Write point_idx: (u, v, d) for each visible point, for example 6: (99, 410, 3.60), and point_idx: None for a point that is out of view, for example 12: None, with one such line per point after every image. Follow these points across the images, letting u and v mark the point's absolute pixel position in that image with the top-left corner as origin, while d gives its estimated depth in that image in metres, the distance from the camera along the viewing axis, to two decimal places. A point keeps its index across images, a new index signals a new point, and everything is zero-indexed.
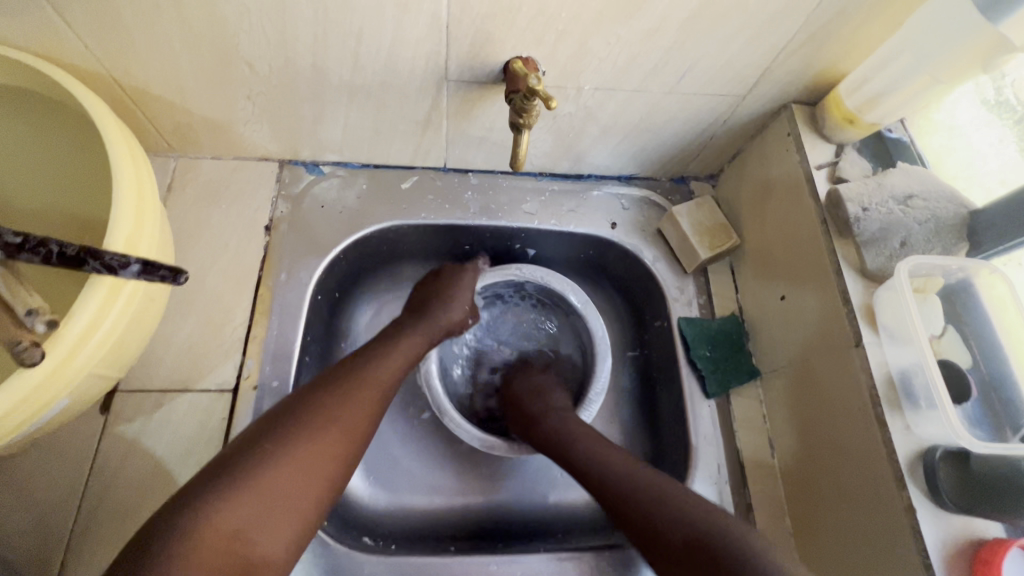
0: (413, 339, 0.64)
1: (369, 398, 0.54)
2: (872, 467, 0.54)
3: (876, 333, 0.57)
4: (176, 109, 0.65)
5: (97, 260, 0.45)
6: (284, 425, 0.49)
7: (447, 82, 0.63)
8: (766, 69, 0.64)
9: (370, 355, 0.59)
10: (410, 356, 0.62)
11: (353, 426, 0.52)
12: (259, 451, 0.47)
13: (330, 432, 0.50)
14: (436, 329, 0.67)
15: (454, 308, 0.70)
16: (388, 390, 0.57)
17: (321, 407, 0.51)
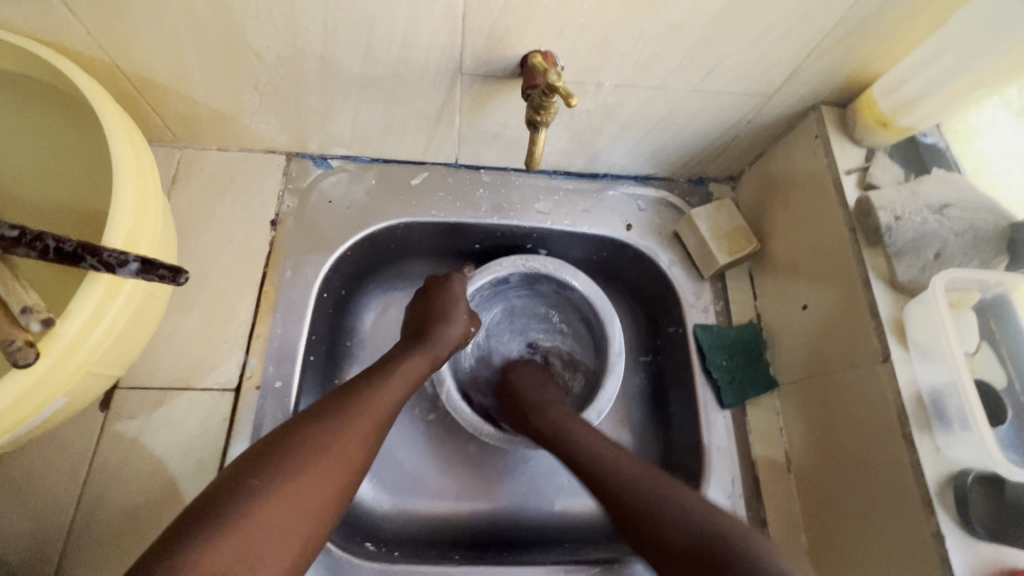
0: (414, 362, 0.61)
1: (366, 425, 0.52)
2: (898, 489, 0.52)
3: (906, 349, 0.54)
4: (181, 98, 0.63)
5: (95, 257, 0.43)
6: (276, 455, 0.47)
7: (462, 76, 0.60)
8: (796, 68, 0.61)
9: (369, 379, 0.56)
10: (411, 381, 0.59)
11: (349, 456, 0.49)
12: (246, 485, 0.44)
13: (325, 462, 0.47)
14: (438, 351, 0.65)
15: (455, 327, 0.67)
16: (387, 417, 0.55)
17: (316, 436, 0.49)
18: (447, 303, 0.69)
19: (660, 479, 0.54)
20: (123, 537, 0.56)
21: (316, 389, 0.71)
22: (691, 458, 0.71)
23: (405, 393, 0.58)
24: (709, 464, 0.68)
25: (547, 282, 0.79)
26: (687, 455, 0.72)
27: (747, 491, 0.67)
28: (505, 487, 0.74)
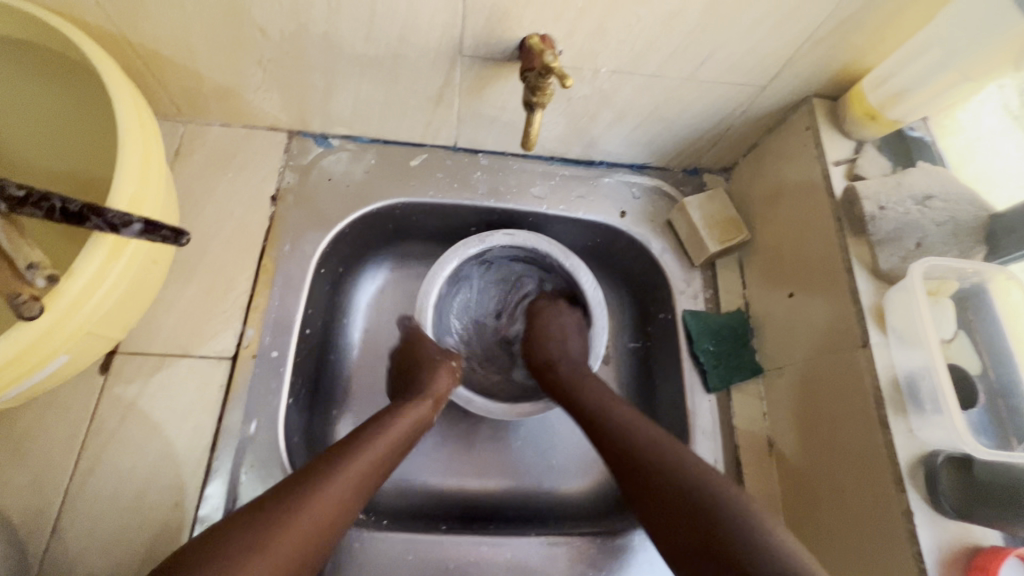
0: (403, 420, 0.61)
1: (338, 493, 0.51)
2: (872, 468, 0.53)
3: (884, 334, 0.56)
4: (186, 73, 0.65)
5: (99, 217, 0.44)
6: (236, 529, 0.45)
7: (461, 58, 0.62)
8: (789, 59, 0.62)
9: (350, 442, 0.55)
10: (397, 440, 0.59)
11: (314, 523, 0.48)
12: (195, 561, 0.43)
13: (286, 533, 0.46)
14: (426, 406, 0.64)
15: (443, 375, 0.68)
16: (364, 482, 0.53)
17: (280, 509, 0.47)
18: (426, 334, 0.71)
19: (665, 443, 0.56)
20: (119, 496, 0.57)
21: (312, 362, 0.72)
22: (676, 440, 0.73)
23: (389, 452, 0.57)
24: (693, 446, 0.70)
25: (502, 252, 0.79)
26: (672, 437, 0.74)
27: (729, 472, 0.69)
28: (494, 464, 0.76)
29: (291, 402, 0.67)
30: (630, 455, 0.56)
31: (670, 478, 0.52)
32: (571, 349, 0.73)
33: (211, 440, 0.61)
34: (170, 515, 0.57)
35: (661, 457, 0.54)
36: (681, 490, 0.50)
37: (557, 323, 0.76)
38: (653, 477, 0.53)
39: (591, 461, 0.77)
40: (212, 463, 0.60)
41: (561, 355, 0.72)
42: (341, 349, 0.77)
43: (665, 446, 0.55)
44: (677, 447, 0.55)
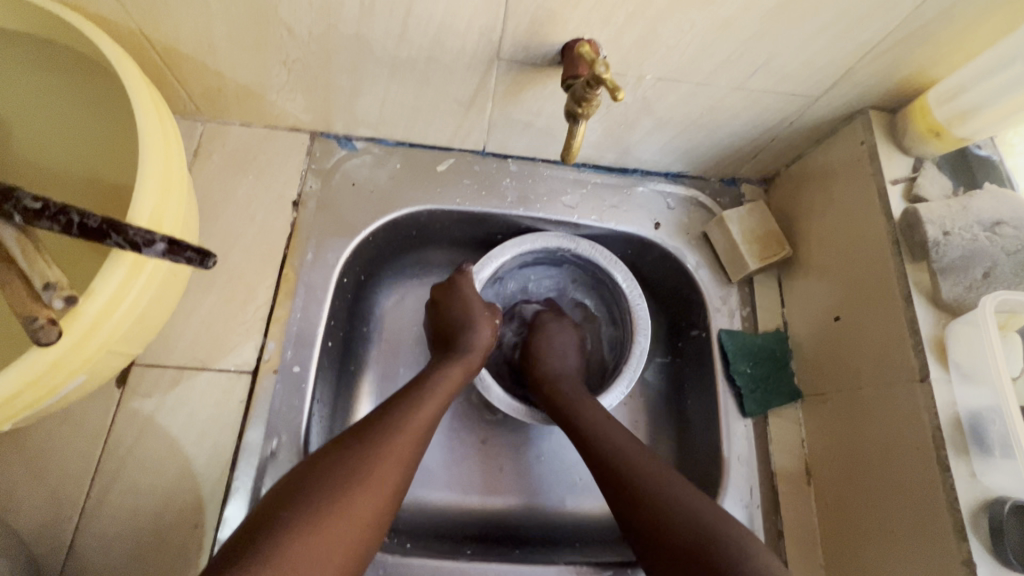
0: (441, 388, 0.60)
1: (402, 451, 0.52)
2: (929, 513, 0.51)
3: (945, 370, 0.52)
4: (208, 72, 0.61)
5: (121, 235, 0.41)
6: (311, 487, 0.47)
7: (498, 62, 0.58)
8: (849, 70, 0.58)
9: (404, 401, 0.57)
10: (445, 398, 0.60)
11: (385, 483, 0.50)
12: (279, 519, 0.45)
13: (361, 492, 0.48)
14: (469, 364, 0.65)
15: (482, 329, 0.68)
16: (420, 442, 0.55)
17: (350, 466, 0.49)
18: (462, 307, 0.69)
19: (658, 465, 0.56)
20: (137, 516, 0.55)
21: (333, 375, 0.70)
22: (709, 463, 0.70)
23: (439, 411, 0.59)
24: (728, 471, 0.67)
25: (540, 257, 0.77)
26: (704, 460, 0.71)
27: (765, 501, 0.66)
28: (519, 482, 0.73)
29: (313, 418, 0.64)
30: (620, 467, 0.56)
31: (668, 511, 0.51)
32: (568, 364, 0.71)
33: (231, 458, 0.59)
34: (189, 536, 0.56)
35: (662, 486, 0.53)
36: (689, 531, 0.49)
37: (561, 338, 0.73)
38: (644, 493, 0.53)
39: None
40: (232, 482, 0.58)
41: (559, 370, 0.70)
42: (363, 360, 0.75)
43: (662, 472, 0.55)
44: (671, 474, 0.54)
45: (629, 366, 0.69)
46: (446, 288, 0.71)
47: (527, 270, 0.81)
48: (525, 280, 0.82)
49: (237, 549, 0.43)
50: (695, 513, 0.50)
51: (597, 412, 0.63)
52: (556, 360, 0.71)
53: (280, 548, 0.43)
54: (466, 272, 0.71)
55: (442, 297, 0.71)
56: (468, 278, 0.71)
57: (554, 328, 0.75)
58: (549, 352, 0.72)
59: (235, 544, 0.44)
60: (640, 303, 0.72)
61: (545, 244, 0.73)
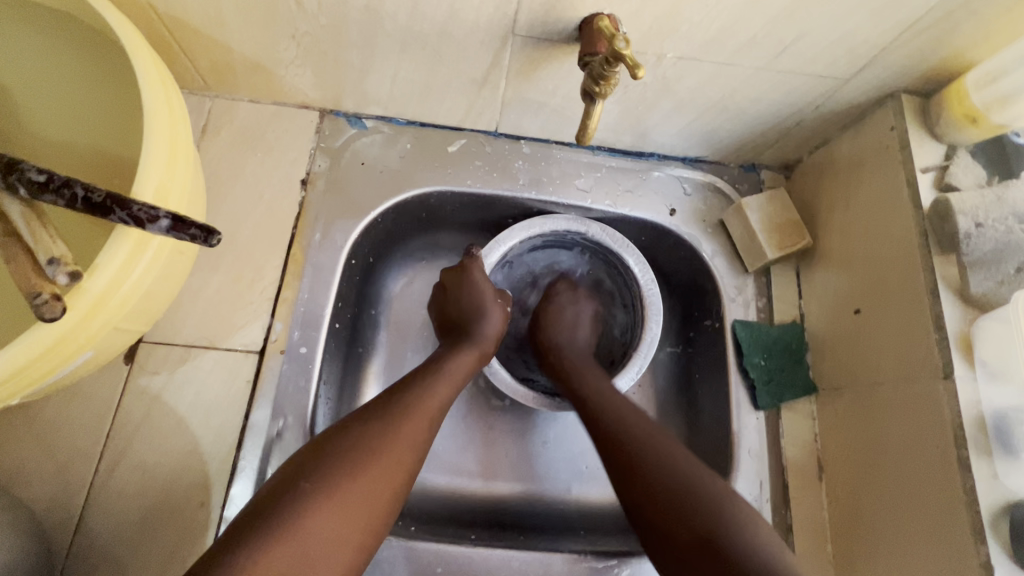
0: (451, 374, 0.59)
1: (419, 428, 0.52)
2: (946, 514, 0.49)
3: (971, 368, 0.50)
4: (216, 45, 0.60)
5: (124, 210, 0.40)
6: (329, 460, 0.47)
7: (513, 38, 0.56)
8: (881, 51, 0.55)
9: (421, 381, 0.57)
10: (460, 381, 0.60)
11: (404, 459, 0.50)
12: (299, 490, 0.44)
13: (380, 466, 0.48)
14: (483, 347, 0.65)
15: (493, 317, 0.67)
16: (435, 421, 0.55)
17: (367, 442, 0.49)
18: (474, 297, 0.68)
19: (655, 431, 0.55)
20: (144, 493, 0.56)
21: (341, 357, 0.69)
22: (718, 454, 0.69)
23: (454, 392, 0.59)
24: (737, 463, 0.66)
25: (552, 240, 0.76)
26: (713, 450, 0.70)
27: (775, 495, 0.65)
28: (524, 469, 0.73)
29: (320, 400, 0.64)
30: (619, 443, 0.55)
31: (662, 478, 0.50)
32: (578, 339, 0.71)
33: (237, 438, 0.59)
34: (196, 513, 0.56)
35: (662, 458, 0.52)
36: (682, 506, 0.48)
37: (573, 309, 0.74)
38: (643, 462, 0.52)
39: None
40: (238, 462, 0.58)
41: (567, 341, 0.70)
42: (370, 342, 0.74)
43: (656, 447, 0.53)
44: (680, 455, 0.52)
45: (638, 354, 0.68)
46: (458, 274, 0.70)
47: (539, 255, 0.79)
48: (537, 264, 0.80)
49: (254, 518, 0.43)
50: (689, 482, 0.50)
51: (601, 381, 0.63)
52: (563, 330, 0.71)
53: (294, 524, 0.42)
54: (473, 257, 0.70)
55: (454, 283, 0.70)
56: (479, 263, 0.70)
57: (565, 301, 0.74)
58: (560, 322, 0.72)
59: (248, 518, 0.43)
60: (653, 289, 0.71)
61: (557, 224, 0.71)
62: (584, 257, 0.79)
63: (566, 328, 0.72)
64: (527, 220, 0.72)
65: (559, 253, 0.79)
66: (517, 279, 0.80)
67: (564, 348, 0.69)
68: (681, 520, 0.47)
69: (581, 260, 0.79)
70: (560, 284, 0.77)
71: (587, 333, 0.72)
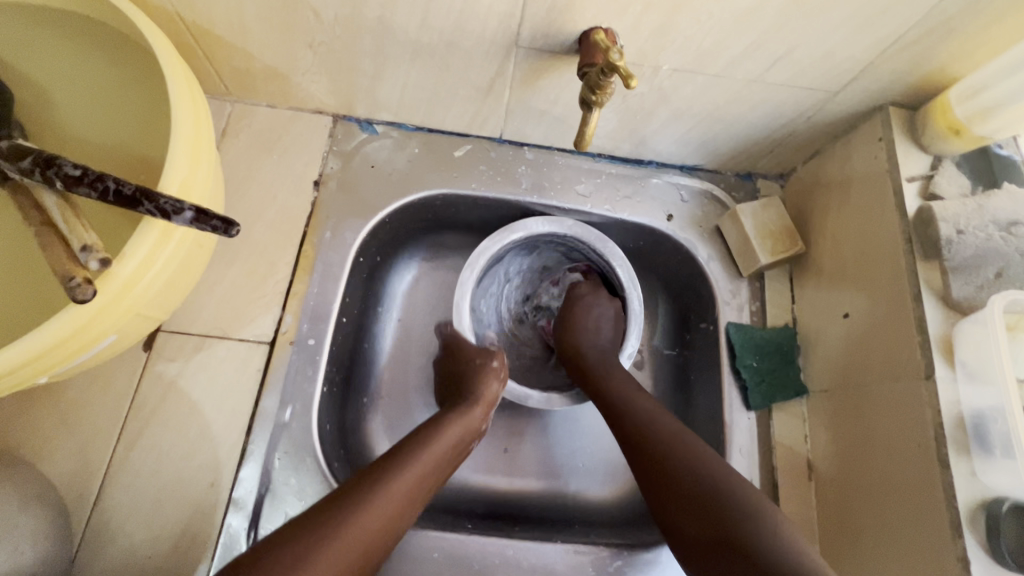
0: (444, 445, 0.59)
1: (401, 491, 0.53)
2: (925, 508, 0.51)
3: (952, 368, 0.52)
4: (237, 53, 0.64)
5: (152, 202, 0.44)
6: (301, 528, 0.47)
7: (517, 49, 0.59)
8: (869, 64, 0.58)
9: (410, 446, 0.58)
10: (455, 451, 0.61)
11: (381, 519, 0.50)
12: (265, 559, 0.44)
13: (354, 529, 0.48)
14: (475, 421, 0.64)
15: (492, 385, 0.68)
16: (420, 485, 0.55)
17: (342, 513, 0.48)
18: (470, 354, 0.70)
19: (686, 443, 0.56)
20: (158, 473, 0.59)
21: (347, 350, 0.72)
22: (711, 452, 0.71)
23: (445, 458, 0.59)
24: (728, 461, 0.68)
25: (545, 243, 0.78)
26: None
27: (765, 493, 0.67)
28: (521, 463, 0.75)
29: (326, 389, 0.67)
30: (657, 461, 0.55)
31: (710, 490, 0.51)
32: (601, 338, 0.73)
33: (246, 423, 0.61)
34: (206, 493, 0.59)
35: (697, 463, 0.53)
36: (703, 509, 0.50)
37: (592, 313, 0.75)
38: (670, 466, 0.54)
39: (619, 468, 0.76)
40: (248, 446, 0.61)
41: (592, 344, 0.72)
42: (375, 338, 0.77)
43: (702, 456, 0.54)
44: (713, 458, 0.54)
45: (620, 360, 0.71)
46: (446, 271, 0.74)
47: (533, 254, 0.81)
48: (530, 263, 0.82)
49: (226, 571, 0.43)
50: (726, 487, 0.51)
51: (626, 382, 0.66)
52: (588, 333, 0.73)
53: None
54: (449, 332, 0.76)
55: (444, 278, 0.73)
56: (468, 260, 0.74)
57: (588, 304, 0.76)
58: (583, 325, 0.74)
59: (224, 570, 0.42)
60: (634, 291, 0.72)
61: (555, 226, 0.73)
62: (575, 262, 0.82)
63: (590, 333, 0.73)
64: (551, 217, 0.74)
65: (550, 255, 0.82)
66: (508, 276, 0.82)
67: (591, 349, 0.71)
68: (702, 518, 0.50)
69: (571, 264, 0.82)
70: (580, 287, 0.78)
71: (608, 334, 0.73)
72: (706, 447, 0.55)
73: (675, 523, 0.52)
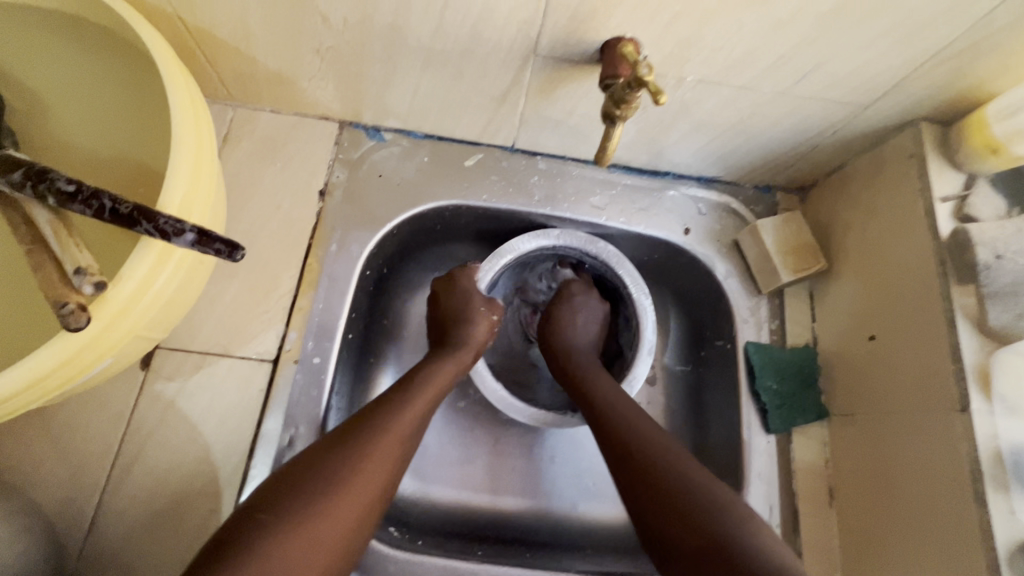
0: (434, 382, 0.60)
1: (389, 454, 0.52)
2: (960, 546, 0.49)
3: (988, 401, 0.50)
4: (240, 57, 0.61)
5: (151, 222, 0.41)
6: (302, 484, 0.47)
7: (535, 57, 0.56)
8: (903, 78, 0.55)
9: (395, 399, 0.56)
10: (434, 397, 0.59)
11: (369, 489, 0.49)
12: (257, 524, 0.44)
13: (344, 501, 0.47)
14: (462, 360, 0.64)
15: (479, 326, 0.67)
16: (406, 445, 0.54)
17: (342, 466, 0.49)
18: (461, 302, 0.68)
19: (669, 446, 0.55)
20: (155, 499, 0.56)
21: (352, 367, 0.70)
22: (727, 475, 0.69)
23: (426, 409, 0.58)
24: (747, 486, 0.65)
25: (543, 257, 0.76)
26: (722, 471, 0.70)
27: (785, 521, 0.64)
28: (531, 484, 0.73)
29: (331, 409, 0.65)
30: (636, 453, 0.54)
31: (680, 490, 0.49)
32: (587, 338, 0.71)
33: (248, 446, 0.59)
34: (206, 520, 0.56)
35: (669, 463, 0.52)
36: (687, 505, 0.48)
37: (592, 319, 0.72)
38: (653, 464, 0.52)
39: None
40: (249, 471, 0.58)
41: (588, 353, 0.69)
42: (381, 353, 0.74)
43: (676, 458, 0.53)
44: (683, 459, 0.53)
45: (633, 367, 0.68)
46: (446, 283, 0.70)
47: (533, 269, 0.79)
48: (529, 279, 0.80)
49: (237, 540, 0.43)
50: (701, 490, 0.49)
51: (612, 388, 0.63)
52: (576, 330, 0.71)
53: (268, 549, 0.43)
54: (467, 268, 0.71)
55: (443, 290, 0.70)
56: (469, 274, 0.70)
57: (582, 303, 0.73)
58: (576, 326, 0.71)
59: (238, 535, 0.43)
60: (643, 296, 0.70)
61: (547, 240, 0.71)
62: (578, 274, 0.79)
63: (588, 339, 0.71)
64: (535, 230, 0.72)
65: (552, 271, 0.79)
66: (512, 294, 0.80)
67: (574, 351, 0.69)
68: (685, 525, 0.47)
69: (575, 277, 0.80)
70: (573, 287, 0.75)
71: (593, 337, 0.71)
72: (684, 451, 0.54)
73: (647, 506, 0.50)
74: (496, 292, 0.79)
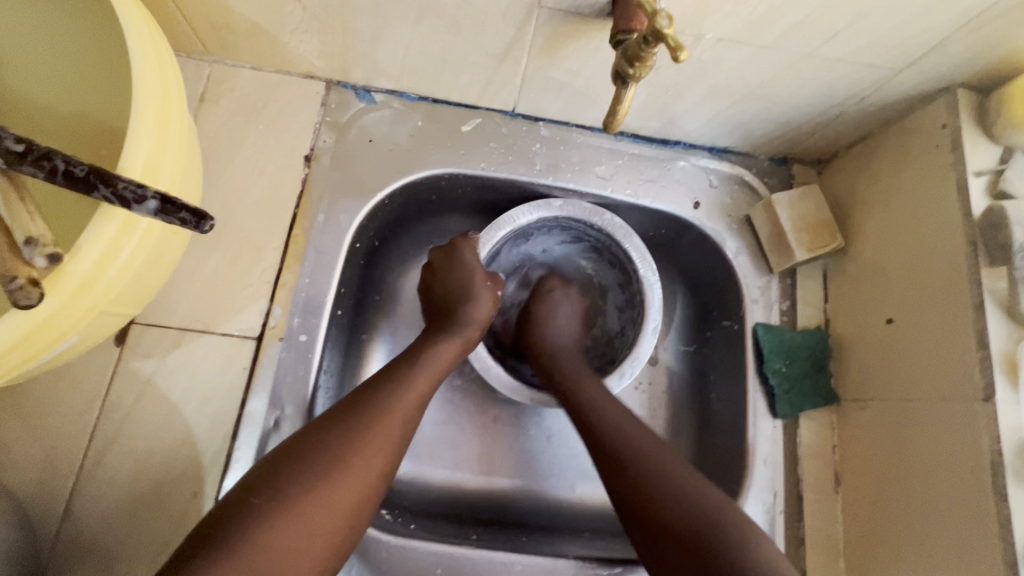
0: (439, 361, 0.57)
1: (392, 432, 0.49)
2: (975, 539, 0.48)
3: (1015, 391, 0.48)
4: (214, 5, 0.55)
5: (109, 187, 0.37)
6: (295, 462, 0.45)
7: (539, 9, 0.51)
8: (943, 40, 0.50)
9: (397, 375, 0.53)
10: (438, 374, 0.56)
11: (369, 470, 0.47)
12: (249, 506, 0.42)
13: (340, 482, 0.45)
14: (466, 336, 0.61)
15: (483, 301, 0.63)
16: (412, 418, 0.52)
17: (335, 447, 0.46)
18: (463, 279, 0.64)
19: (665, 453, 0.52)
20: (135, 481, 0.53)
21: (341, 343, 0.66)
22: (729, 458, 0.66)
23: (430, 388, 0.54)
24: (751, 472, 0.64)
25: (546, 227, 0.72)
26: (723, 454, 0.68)
27: (788, 507, 0.63)
28: (527, 466, 0.71)
29: (319, 388, 0.62)
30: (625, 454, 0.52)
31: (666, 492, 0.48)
32: (569, 336, 0.68)
33: (231, 427, 0.56)
34: (189, 503, 0.54)
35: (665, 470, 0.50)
36: (685, 519, 0.46)
37: (564, 307, 0.70)
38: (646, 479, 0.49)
39: None
40: (233, 453, 0.55)
41: (560, 343, 0.67)
42: (372, 329, 0.71)
43: (662, 457, 0.51)
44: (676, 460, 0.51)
45: (637, 348, 0.65)
46: (445, 256, 0.65)
47: (538, 241, 0.74)
48: (533, 251, 0.76)
49: (230, 515, 0.42)
50: (688, 498, 0.47)
51: (601, 392, 0.59)
52: (553, 329, 0.68)
53: (260, 527, 0.41)
54: (466, 238, 0.66)
55: (440, 262, 0.66)
56: (471, 246, 0.66)
57: (557, 298, 0.71)
58: (550, 320, 0.69)
59: (234, 504, 0.43)
60: (651, 273, 0.67)
61: (551, 209, 0.67)
62: (582, 244, 0.74)
63: (556, 328, 0.68)
64: (536, 200, 0.68)
65: (554, 241, 0.75)
66: (513, 266, 0.76)
67: (557, 351, 0.66)
68: (667, 520, 0.46)
69: (578, 248, 0.75)
70: (552, 281, 0.73)
71: (575, 334, 0.69)
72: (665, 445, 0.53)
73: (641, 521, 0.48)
74: (496, 264, 0.74)
